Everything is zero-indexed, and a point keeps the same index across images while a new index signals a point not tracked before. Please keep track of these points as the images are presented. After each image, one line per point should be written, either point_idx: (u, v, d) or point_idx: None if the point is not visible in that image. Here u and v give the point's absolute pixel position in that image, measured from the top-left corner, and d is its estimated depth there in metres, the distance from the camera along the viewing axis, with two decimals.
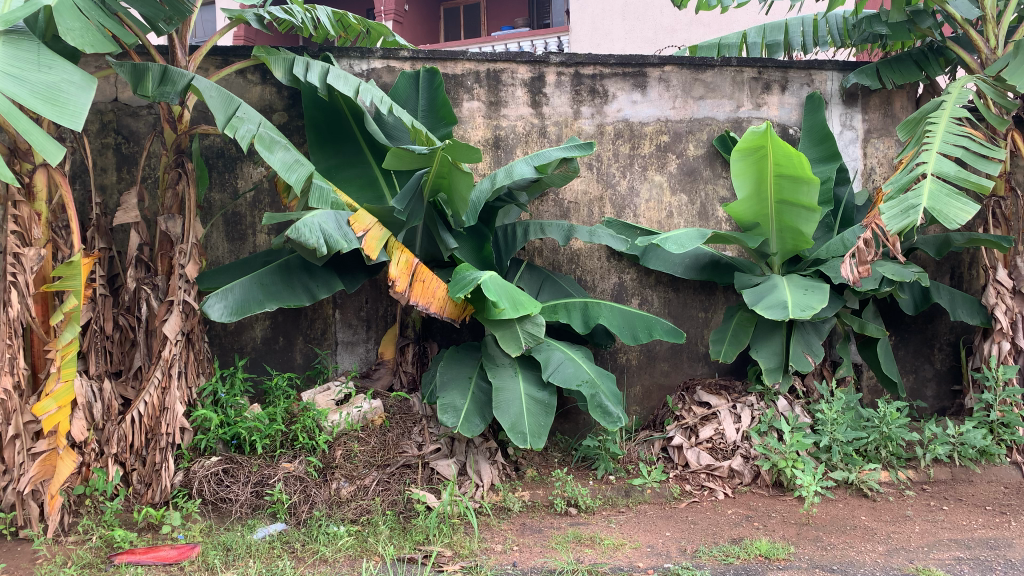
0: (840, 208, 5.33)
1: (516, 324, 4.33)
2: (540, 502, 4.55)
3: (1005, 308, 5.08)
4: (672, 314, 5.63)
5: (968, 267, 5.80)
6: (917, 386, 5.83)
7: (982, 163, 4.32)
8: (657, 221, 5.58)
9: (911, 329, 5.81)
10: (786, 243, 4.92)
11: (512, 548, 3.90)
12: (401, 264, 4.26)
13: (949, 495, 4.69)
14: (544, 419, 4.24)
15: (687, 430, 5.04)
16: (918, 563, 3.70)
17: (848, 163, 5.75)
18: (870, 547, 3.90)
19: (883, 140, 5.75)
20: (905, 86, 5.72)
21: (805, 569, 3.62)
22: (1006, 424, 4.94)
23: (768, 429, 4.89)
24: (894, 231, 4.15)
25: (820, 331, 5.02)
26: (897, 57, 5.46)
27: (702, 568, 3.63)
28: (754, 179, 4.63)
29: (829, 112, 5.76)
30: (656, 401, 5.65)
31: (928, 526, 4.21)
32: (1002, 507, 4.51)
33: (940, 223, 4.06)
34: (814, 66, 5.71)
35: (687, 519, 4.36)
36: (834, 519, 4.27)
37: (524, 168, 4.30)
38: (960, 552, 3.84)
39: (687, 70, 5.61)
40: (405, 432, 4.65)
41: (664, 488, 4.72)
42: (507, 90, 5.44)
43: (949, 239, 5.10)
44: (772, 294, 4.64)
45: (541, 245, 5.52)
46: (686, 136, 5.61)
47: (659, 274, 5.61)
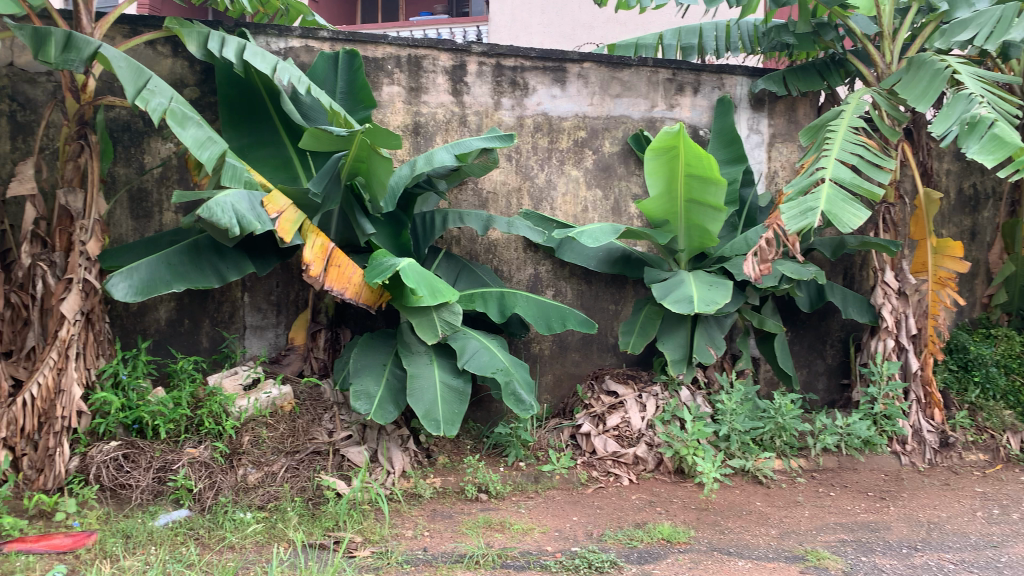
0: (745, 208, 5.60)
1: (432, 312, 4.36)
2: (451, 489, 4.60)
3: (890, 307, 5.45)
4: (585, 306, 5.76)
5: (859, 268, 6.17)
6: (810, 380, 6.17)
7: (875, 172, 4.57)
8: (572, 215, 5.70)
9: (806, 326, 6.13)
10: (693, 240, 5.11)
11: (422, 534, 3.93)
12: (316, 248, 4.19)
13: (835, 482, 5.01)
14: (458, 406, 4.29)
15: (595, 418, 5.20)
16: (807, 545, 3.92)
17: (753, 165, 6.03)
18: (764, 530, 4.12)
19: (786, 145, 6.06)
20: (807, 94, 6.03)
21: (703, 551, 3.79)
22: (888, 416, 5.31)
23: (671, 418, 5.08)
24: (793, 231, 4.37)
25: (722, 326, 5.24)
26: (802, 66, 5.70)
27: (608, 551, 3.75)
28: (666, 179, 4.79)
29: (738, 115, 5.99)
30: (566, 390, 5.74)
31: (816, 510, 4.48)
32: (882, 492, 4.85)
33: (835, 226, 4.29)
34: (725, 71, 5.92)
35: (593, 504, 4.49)
36: (731, 504, 4.49)
37: (445, 155, 4.35)
38: (844, 534, 4.10)
39: (605, 68, 5.72)
40: (315, 419, 4.60)
41: (572, 474, 4.85)
42: (428, 77, 5.40)
43: (843, 241, 5.38)
44: (678, 288, 4.82)
45: (459, 234, 5.52)
46: (602, 133, 5.73)
47: (573, 267, 5.71)
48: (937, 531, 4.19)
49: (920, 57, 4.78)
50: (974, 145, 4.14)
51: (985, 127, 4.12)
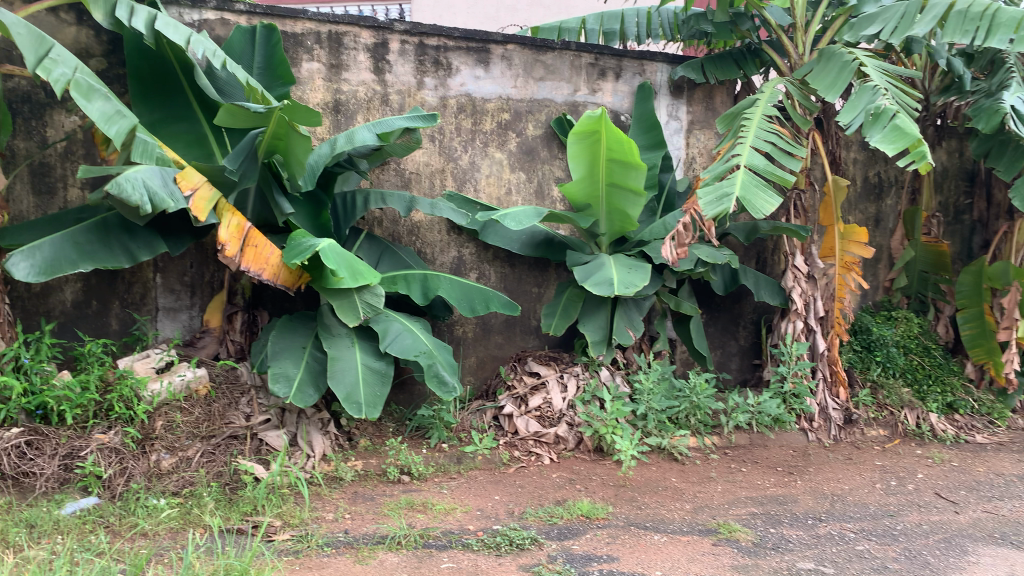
0: (663, 193, 5.71)
1: (354, 294, 4.32)
2: (373, 471, 4.58)
3: (800, 291, 5.66)
4: (508, 289, 5.78)
5: (771, 253, 6.40)
6: (724, 360, 6.38)
7: (787, 159, 4.73)
8: (496, 197, 5.71)
9: (721, 308, 6.33)
10: (613, 224, 5.20)
11: (343, 516, 3.90)
12: (232, 228, 4.08)
13: (747, 458, 5.20)
14: (379, 388, 4.28)
15: (517, 399, 5.24)
16: (719, 518, 4.07)
17: (673, 151, 6.15)
18: (679, 505, 4.26)
19: (704, 132, 6.21)
20: (724, 82, 6.20)
21: (621, 526, 3.89)
22: (797, 395, 5.53)
23: (592, 398, 5.16)
24: (709, 216, 4.50)
25: (641, 309, 5.34)
26: (720, 55, 5.83)
27: (529, 529, 3.80)
28: (588, 163, 4.86)
29: (658, 101, 6.10)
30: (490, 372, 5.75)
31: (728, 485, 4.65)
32: (790, 467, 5.07)
33: (748, 212, 4.44)
34: (645, 57, 6.01)
35: (514, 484, 4.55)
36: (647, 481, 4.63)
37: (366, 134, 4.31)
38: (754, 507, 4.27)
39: (529, 50, 5.72)
40: (231, 403, 4.50)
41: (494, 454, 4.89)
42: (349, 54, 5.28)
43: (756, 227, 5.53)
44: (599, 271, 4.90)
45: (381, 215, 5.43)
46: (525, 115, 5.75)
47: (496, 250, 5.72)
48: (840, 502, 4.41)
49: (830, 49, 4.97)
50: (877, 134, 4.33)
51: (888, 118, 4.31)
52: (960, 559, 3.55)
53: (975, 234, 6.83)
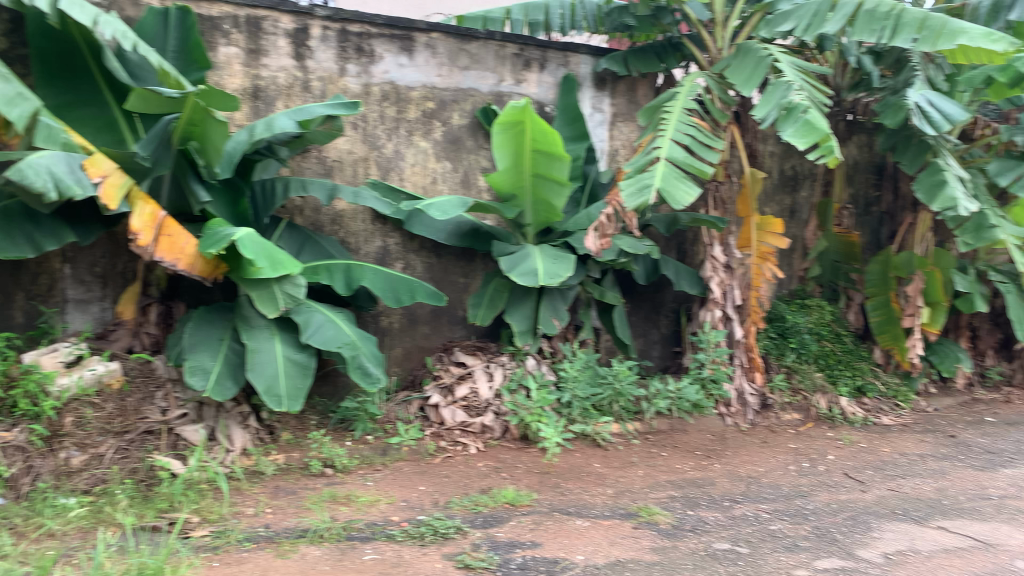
0: (587, 184, 5.78)
1: (273, 284, 4.23)
2: (295, 465, 4.51)
3: (718, 280, 5.82)
4: (434, 279, 5.72)
5: (691, 243, 6.55)
6: (646, 347, 6.50)
7: (706, 152, 4.84)
8: (421, 186, 5.67)
9: (643, 298, 6.45)
10: (539, 214, 5.24)
11: (265, 511, 3.84)
12: (145, 216, 3.96)
13: (667, 443, 5.34)
14: (301, 380, 4.23)
15: (443, 390, 5.23)
16: (640, 502, 4.16)
17: (596, 143, 6.24)
18: (602, 490, 4.34)
19: (626, 124, 6.32)
20: (646, 76, 6.31)
21: (545, 512, 3.94)
22: (715, 380, 5.73)
23: (518, 387, 5.18)
24: (631, 208, 4.58)
25: (565, 297, 5.38)
26: (642, 48, 5.95)
27: (453, 518, 3.81)
28: (513, 153, 4.87)
29: (582, 93, 6.15)
30: (416, 363, 5.64)
31: (649, 469, 4.77)
32: (708, 451, 5.23)
33: (669, 203, 4.54)
34: (569, 49, 6.05)
35: (439, 473, 4.55)
36: (571, 467, 4.70)
37: (286, 121, 4.24)
38: (673, 491, 4.39)
39: (453, 39, 5.69)
40: (147, 398, 4.33)
41: (420, 445, 4.89)
42: (268, 39, 5.14)
43: (676, 218, 5.68)
44: (525, 261, 4.91)
45: (303, 203, 5.27)
46: (450, 105, 5.72)
47: (422, 240, 5.65)
48: (755, 483, 4.57)
49: (747, 44, 5.10)
50: (789, 128, 4.47)
51: (800, 112, 4.45)
52: (865, 535, 3.72)
53: (883, 225, 7.16)
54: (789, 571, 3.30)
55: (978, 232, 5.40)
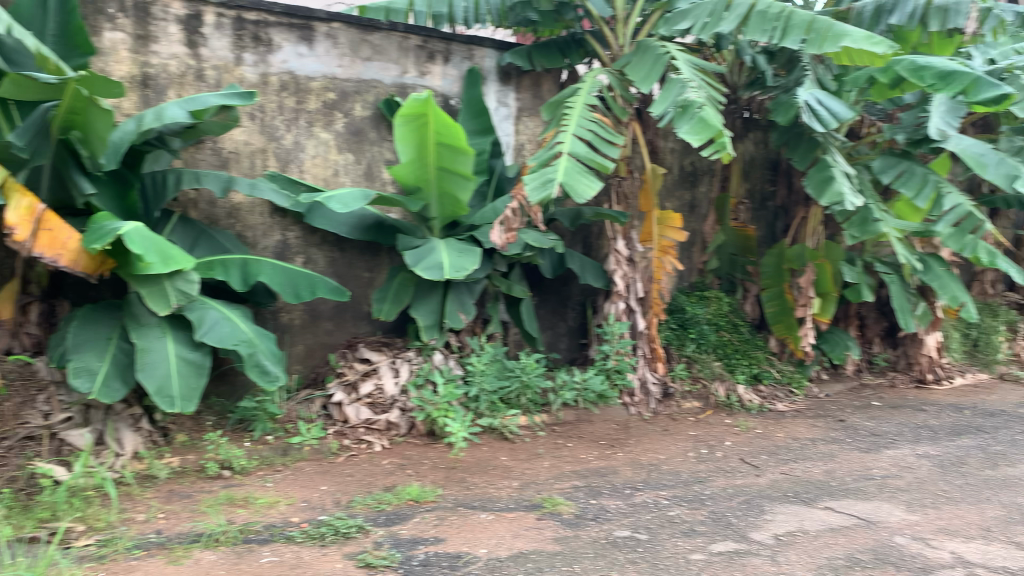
0: (493, 179, 5.75)
1: (166, 281, 4.10)
2: (190, 468, 4.36)
3: (621, 273, 5.95)
4: (337, 274, 5.61)
5: (596, 237, 6.65)
6: (553, 340, 6.57)
7: (607, 146, 4.91)
8: (322, 178, 5.55)
9: (550, 291, 6.51)
10: (444, 208, 5.20)
11: (156, 516, 3.68)
12: (21, 210, 3.71)
13: (573, 434, 5.41)
14: (195, 380, 4.08)
15: (347, 387, 5.15)
16: (544, 493, 4.20)
17: (502, 137, 6.25)
18: (507, 483, 4.36)
19: (531, 119, 6.36)
20: (550, 71, 6.36)
21: (449, 508, 3.93)
22: (619, 370, 5.85)
23: (425, 382, 5.12)
24: (535, 202, 4.60)
25: (473, 291, 5.34)
26: (545, 43, 5.97)
27: (355, 517, 3.75)
28: (416, 146, 4.82)
29: (487, 87, 6.13)
30: (319, 360, 5.52)
31: (555, 460, 4.82)
32: (612, 440, 5.32)
33: (571, 197, 4.59)
34: (473, 42, 6.04)
35: (342, 472, 4.48)
36: (477, 461, 4.71)
37: (176, 111, 4.08)
38: (577, 481, 4.45)
39: (354, 29, 5.59)
40: (26, 401, 4.03)
41: (323, 444, 4.80)
42: (158, 25, 4.92)
43: (579, 214, 5.71)
44: (430, 255, 4.87)
45: (196, 196, 5.09)
46: (352, 96, 5.62)
47: (324, 234, 5.53)
48: (655, 471, 4.69)
49: (646, 42, 5.20)
50: (685, 125, 4.59)
51: (695, 109, 4.58)
52: (758, 518, 3.87)
53: (778, 220, 7.44)
54: (686, 555, 3.40)
55: (864, 225, 5.68)
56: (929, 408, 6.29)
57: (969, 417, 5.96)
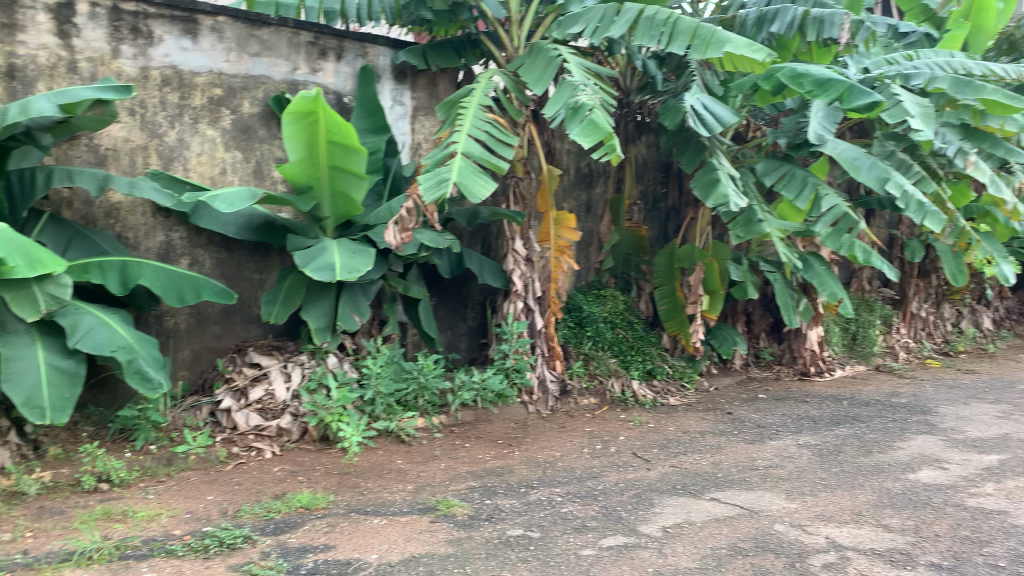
0: (390, 177, 5.65)
1: (34, 285, 3.84)
2: (64, 482, 4.12)
3: (519, 273, 5.97)
4: (226, 276, 5.43)
5: (495, 237, 6.66)
6: (453, 340, 6.54)
7: (501, 147, 4.92)
8: (209, 177, 5.36)
9: (449, 291, 6.47)
10: (337, 208, 5.10)
11: (23, 535, 3.47)
12: None
13: (470, 434, 5.42)
14: (68, 390, 3.86)
15: (236, 393, 4.96)
16: (439, 495, 4.19)
17: (398, 136, 6.19)
18: (401, 486, 4.32)
19: (427, 118, 6.32)
20: (446, 70, 6.34)
21: (341, 514, 3.86)
22: (518, 369, 5.87)
23: (318, 386, 5.01)
24: (429, 202, 4.55)
25: (367, 293, 5.25)
26: (440, 42, 5.93)
27: (242, 527, 3.64)
28: (306, 144, 4.72)
29: (381, 85, 6.07)
30: (207, 365, 5.33)
31: (451, 462, 4.81)
32: (510, 439, 5.35)
33: (466, 197, 4.57)
34: (367, 40, 5.96)
35: (231, 481, 4.34)
36: (371, 465, 4.65)
37: (44, 105, 3.86)
38: (473, 481, 4.45)
39: (242, 24, 5.42)
40: None
41: (210, 452, 4.64)
42: (25, 14, 4.64)
43: (476, 213, 5.69)
44: (321, 255, 4.77)
45: (71, 195, 4.82)
46: (240, 92, 5.45)
47: (211, 234, 5.34)
48: (550, 468, 4.74)
49: (539, 44, 5.26)
50: (577, 126, 4.65)
51: (586, 112, 4.65)
52: (648, 511, 3.97)
53: (669, 220, 7.65)
54: (576, 551, 3.45)
55: (748, 226, 5.92)
56: (811, 400, 6.60)
57: (847, 407, 6.29)
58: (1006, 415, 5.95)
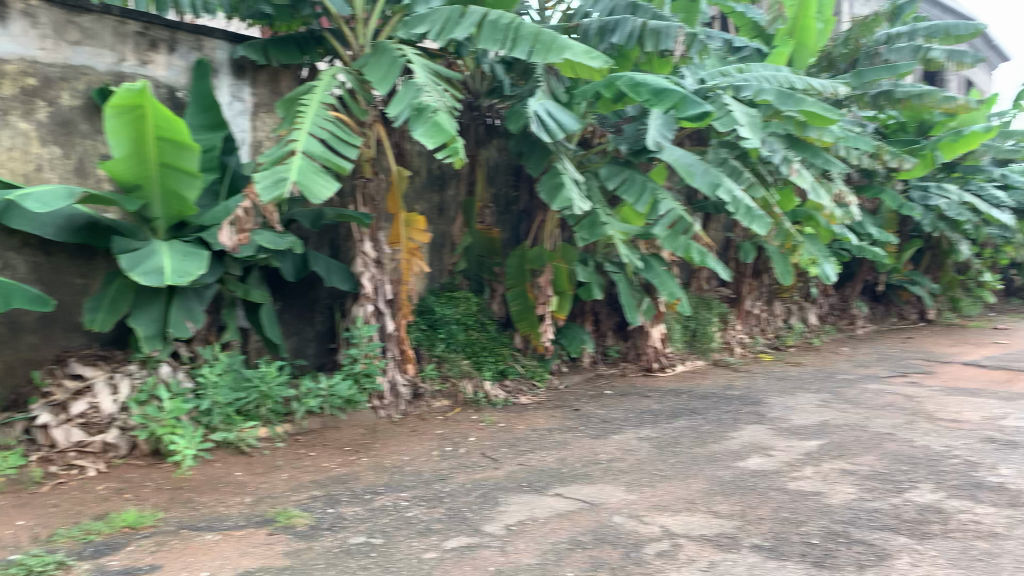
0: (227, 176, 5.41)
1: None
2: None
3: (369, 276, 5.83)
4: (43, 282, 5.00)
5: (344, 240, 6.51)
6: (299, 346, 6.32)
7: (344, 147, 4.81)
8: (22, 173, 4.90)
9: (295, 295, 6.28)
10: (169, 207, 4.82)
11: None
12: None
13: (317, 442, 5.27)
14: None
15: (55, 408, 4.59)
16: (278, 506, 4.04)
17: (237, 133, 5.94)
18: (239, 499, 4.13)
19: (269, 115, 6.11)
20: (289, 67, 6.16)
21: (170, 531, 3.65)
22: (368, 374, 5.75)
23: (149, 398, 4.73)
24: (267, 201, 4.40)
25: (202, 298, 5.02)
26: (282, 38, 5.74)
27: (56, 552, 3.36)
28: (131, 139, 4.43)
29: (219, 80, 5.81)
30: (21, 379, 4.88)
31: (294, 472, 4.65)
32: (357, 445, 5.25)
33: (307, 197, 4.45)
34: (202, 32, 5.69)
35: (46, 503, 4.00)
36: (207, 479, 4.43)
37: None
38: (316, 491, 4.32)
39: (59, 9, 5.03)
40: None
41: (23, 473, 4.27)
42: None
43: (321, 213, 5.54)
44: (150, 259, 4.50)
45: None
46: (58, 83, 5.04)
47: (25, 236, 4.91)
48: (397, 473, 4.68)
49: (383, 44, 5.19)
50: (420, 128, 4.63)
51: (429, 113, 4.64)
52: (492, 510, 4.00)
53: (522, 223, 7.77)
54: (419, 555, 3.42)
55: (593, 228, 6.11)
56: (652, 395, 6.89)
57: (685, 401, 6.61)
58: (825, 403, 6.44)
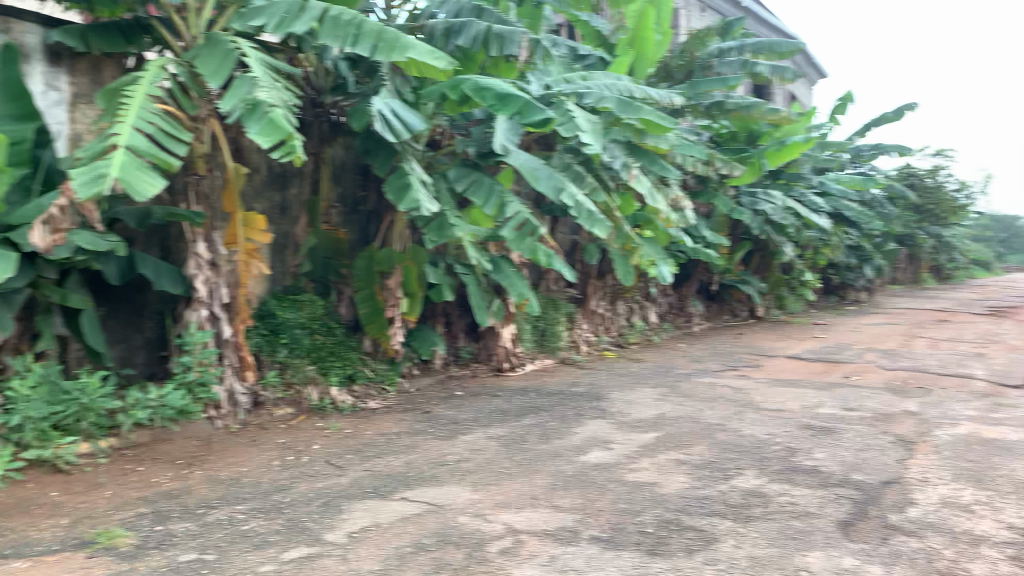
0: (40, 170, 5.00)
1: None
2: None
3: (204, 278, 5.54)
4: None
5: (176, 240, 6.13)
6: (126, 354, 5.91)
7: (172, 143, 4.55)
8: None
9: (121, 299, 5.87)
10: None
11: None
12: None
13: (146, 456, 4.95)
14: None
15: None
16: (99, 527, 3.76)
17: (52, 125, 5.48)
18: (54, 522, 3.81)
19: (90, 106, 5.68)
20: (112, 55, 5.75)
21: None
22: (202, 383, 5.50)
23: None
24: (83, 199, 4.09)
25: (11, 305, 4.58)
26: (103, 24, 5.35)
27: None
28: None
29: (29, 67, 5.34)
30: None
31: (119, 489, 4.35)
32: (191, 458, 4.98)
33: (130, 195, 4.16)
34: (10, 14, 5.21)
35: None
36: (17, 501, 4.06)
37: None
38: (143, 508, 4.06)
39: None
40: None
41: None
42: None
43: (148, 212, 5.22)
44: None
45: None
46: None
47: None
48: (234, 485, 4.49)
49: (216, 36, 4.98)
50: (255, 126, 4.48)
51: (264, 109, 4.50)
52: (334, 518, 3.90)
53: (370, 224, 7.55)
54: (255, 569, 3.28)
55: (441, 230, 6.10)
56: (502, 394, 6.97)
57: (532, 399, 6.75)
58: (662, 397, 6.76)
